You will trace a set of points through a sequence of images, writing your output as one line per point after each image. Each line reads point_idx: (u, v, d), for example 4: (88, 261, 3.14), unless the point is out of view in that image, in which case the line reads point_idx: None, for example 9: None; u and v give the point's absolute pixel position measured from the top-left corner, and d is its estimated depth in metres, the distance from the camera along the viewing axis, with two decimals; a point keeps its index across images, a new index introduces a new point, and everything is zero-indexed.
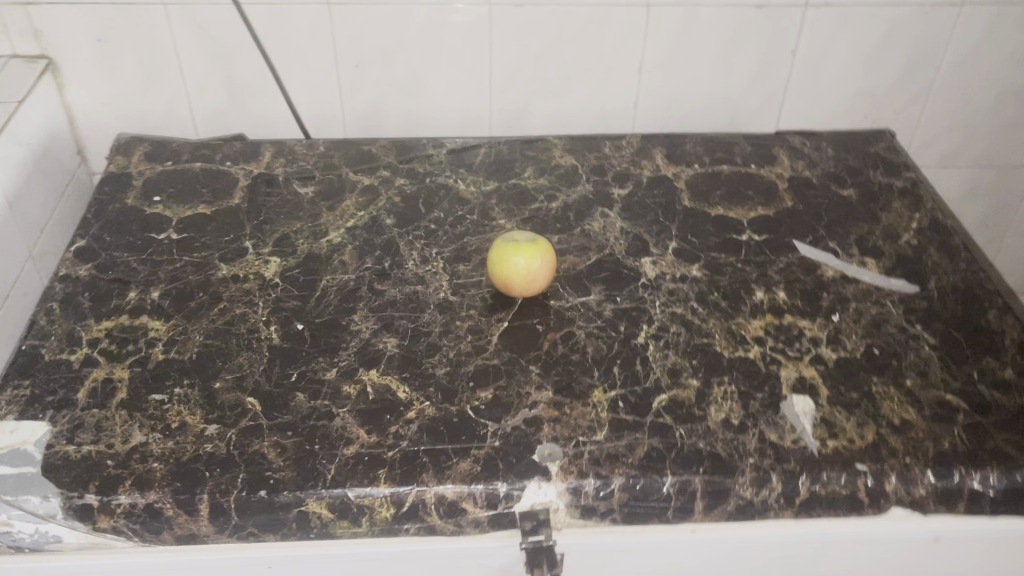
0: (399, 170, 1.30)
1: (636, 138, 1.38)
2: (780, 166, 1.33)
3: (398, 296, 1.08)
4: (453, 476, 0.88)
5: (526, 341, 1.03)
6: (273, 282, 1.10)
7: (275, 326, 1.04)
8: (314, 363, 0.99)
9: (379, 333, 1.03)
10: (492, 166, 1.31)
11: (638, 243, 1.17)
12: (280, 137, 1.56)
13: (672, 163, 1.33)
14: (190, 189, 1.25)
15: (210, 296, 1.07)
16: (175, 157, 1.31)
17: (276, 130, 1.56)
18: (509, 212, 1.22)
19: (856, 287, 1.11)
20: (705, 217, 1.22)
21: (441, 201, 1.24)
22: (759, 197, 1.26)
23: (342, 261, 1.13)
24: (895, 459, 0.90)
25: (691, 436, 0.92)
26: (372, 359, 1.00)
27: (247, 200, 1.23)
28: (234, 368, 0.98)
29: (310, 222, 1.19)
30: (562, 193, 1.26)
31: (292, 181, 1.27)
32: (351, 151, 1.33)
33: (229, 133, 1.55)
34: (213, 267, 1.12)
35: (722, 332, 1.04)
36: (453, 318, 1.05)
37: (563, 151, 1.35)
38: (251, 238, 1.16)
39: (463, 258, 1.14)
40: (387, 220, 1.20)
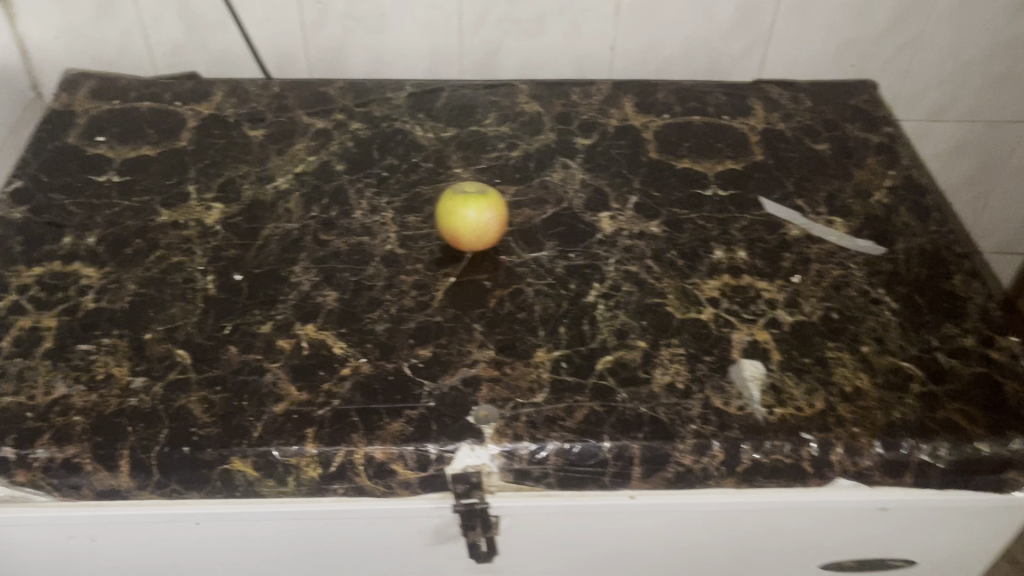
0: (355, 113, 1.24)
1: (606, 85, 1.32)
2: (754, 118, 1.27)
3: (343, 247, 1.04)
4: (384, 436, 0.85)
5: (472, 298, 0.99)
6: (214, 229, 1.05)
7: (212, 275, 1.00)
8: (250, 315, 0.96)
9: (319, 286, 0.99)
10: (452, 111, 1.26)
11: (597, 196, 1.13)
12: (241, 75, 1.50)
13: (641, 112, 1.27)
14: (136, 129, 1.20)
15: (148, 242, 1.03)
16: (122, 95, 1.26)
17: (238, 68, 1.50)
18: (466, 161, 1.17)
19: (820, 248, 1.07)
20: (670, 171, 1.17)
21: (396, 147, 1.19)
22: (729, 151, 1.21)
23: (287, 209, 1.09)
24: (842, 428, 0.87)
25: (634, 400, 0.89)
26: (310, 313, 0.96)
27: (194, 141, 1.18)
28: (167, 319, 0.95)
29: (258, 166, 1.14)
30: (523, 142, 1.21)
31: (242, 123, 1.21)
32: (306, 92, 1.27)
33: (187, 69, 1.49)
34: (153, 211, 1.07)
35: (676, 292, 1.00)
36: (398, 272, 1.02)
37: (528, 97, 1.29)
38: (195, 181, 1.12)
39: (414, 209, 1.10)
40: (338, 167, 1.15)
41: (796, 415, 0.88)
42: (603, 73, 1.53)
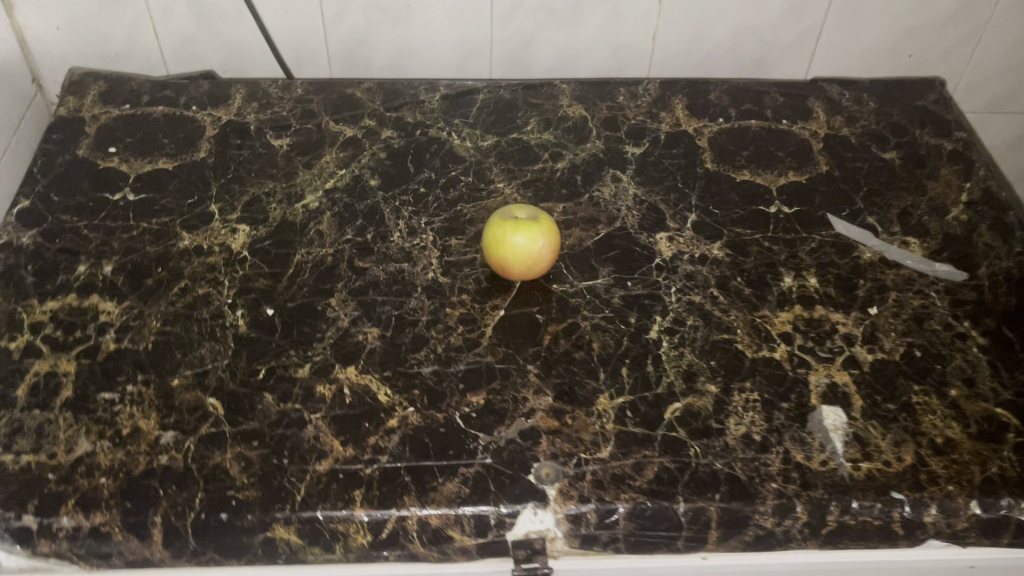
0: (386, 119, 1.15)
1: (653, 85, 1.22)
2: (815, 122, 1.18)
3: (382, 276, 0.96)
4: (438, 499, 0.78)
5: (524, 334, 0.91)
6: (241, 255, 0.97)
7: (241, 310, 0.92)
8: (285, 357, 0.88)
9: (359, 322, 0.91)
10: (490, 116, 1.16)
11: (653, 214, 1.04)
12: (258, 69, 1.40)
13: (694, 115, 1.18)
14: (151, 139, 1.11)
15: (170, 271, 0.95)
16: (133, 99, 1.16)
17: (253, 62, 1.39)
18: (508, 174, 1.08)
19: (897, 274, 0.99)
20: (729, 185, 1.08)
21: (433, 158, 1.10)
22: (791, 161, 1.12)
23: (319, 231, 1.00)
24: (936, 486, 0.80)
25: (708, 455, 0.82)
26: (350, 353, 0.89)
27: (213, 152, 1.09)
28: (195, 362, 0.87)
29: (284, 182, 1.06)
30: (568, 151, 1.12)
31: (264, 131, 1.12)
32: (332, 95, 1.18)
33: (199, 62, 1.38)
34: (174, 235, 0.99)
35: (744, 326, 0.93)
36: (443, 305, 0.94)
37: (572, 99, 1.19)
38: (218, 200, 1.03)
39: (456, 230, 1.02)
40: (371, 182, 1.06)
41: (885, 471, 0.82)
42: (643, 69, 1.44)
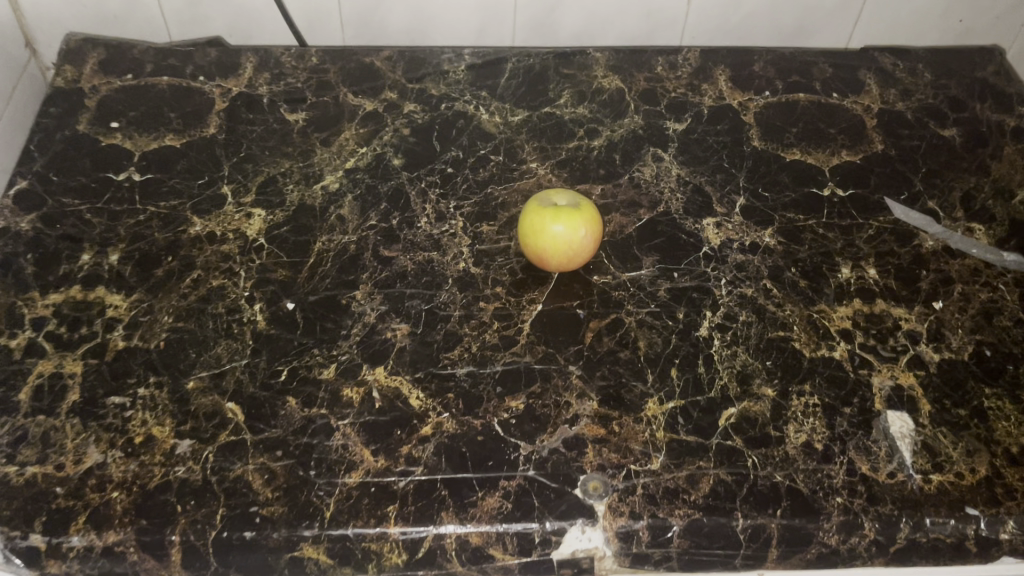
0: (408, 91, 1.07)
1: (694, 54, 1.14)
2: (868, 96, 1.10)
3: (409, 266, 0.89)
4: (478, 515, 0.72)
5: (565, 331, 0.85)
6: (257, 243, 0.90)
7: (259, 304, 0.85)
8: (309, 357, 0.82)
9: (386, 317, 0.85)
10: (520, 87, 1.08)
11: (698, 197, 0.97)
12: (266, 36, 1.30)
13: (738, 88, 1.10)
14: (156, 113, 1.03)
15: (180, 261, 0.88)
16: (135, 68, 1.08)
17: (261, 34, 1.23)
18: (541, 153, 1.01)
19: (962, 264, 0.92)
20: (778, 165, 1.01)
21: (459, 135, 1.02)
22: (843, 139, 1.04)
23: (340, 216, 0.93)
24: (1012, 501, 0.75)
25: (767, 467, 0.76)
26: (378, 353, 0.82)
27: (224, 128, 1.01)
28: (211, 362, 0.81)
29: (301, 162, 0.98)
30: (605, 128, 1.04)
31: (278, 104, 1.04)
32: (349, 65, 1.10)
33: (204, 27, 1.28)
34: (184, 221, 0.92)
35: (799, 323, 0.86)
36: (476, 298, 0.87)
37: (606, 69, 1.11)
38: (230, 181, 0.96)
39: (488, 215, 0.94)
40: (394, 161, 0.99)
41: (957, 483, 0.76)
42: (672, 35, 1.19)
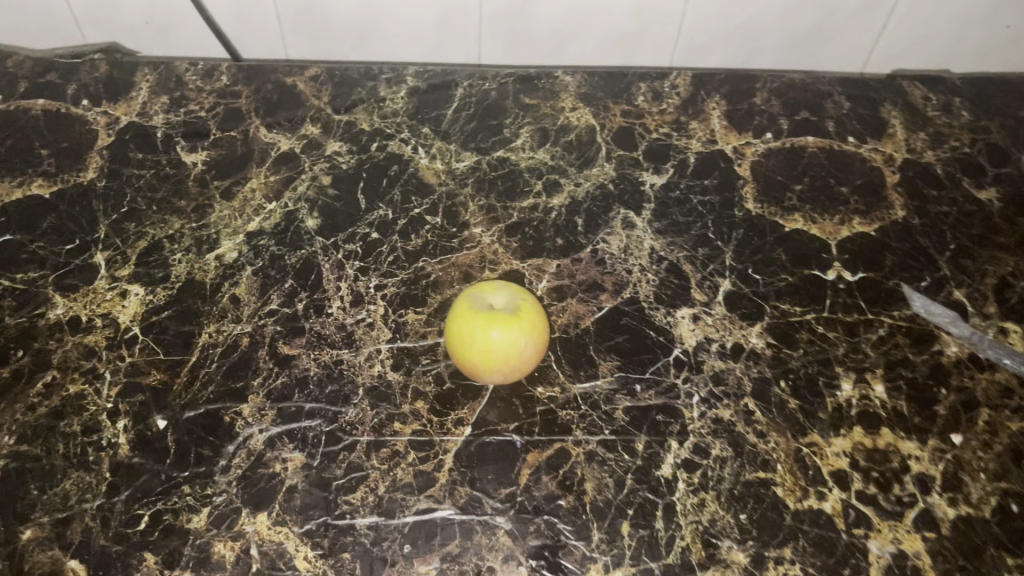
0: (334, 124, 0.89)
1: (684, 78, 0.95)
2: (891, 141, 0.91)
3: (313, 369, 0.73)
4: None
5: (496, 466, 0.69)
6: (130, 334, 0.74)
7: (124, 421, 0.70)
8: (176, 498, 0.66)
9: (278, 443, 0.69)
10: (470, 123, 0.90)
11: (674, 280, 0.80)
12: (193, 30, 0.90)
13: (733, 128, 0.91)
14: (24, 149, 0.85)
15: (33, 357, 0.72)
16: (6, 88, 0.90)
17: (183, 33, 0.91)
18: (488, 215, 0.83)
19: (991, 381, 0.75)
20: (774, 237, 0.83)
21: (391, 187, 0.84)
22: (856, 201, 0.86)
23: (234, 297, 0.76)
24: None
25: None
26: (263, 494, 0.67)
27: (105, 172, 0.84)
28: (55, 504, 0.66)
29: (194, 221, 0.81)
30: (568, 180, 0.86)
31: (175, 139, 0.87)
32: (267, 87, 0.91)
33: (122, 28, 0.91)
34: (43, 301, 0.75)
35: (785, 459, 0.70)
36: (390, 417, 0.71)
37: (576, 99, 0.92)
38: (106, 246, 0.79)
39: (415, 298, 0.78)
40: (307, 222, 0.81)
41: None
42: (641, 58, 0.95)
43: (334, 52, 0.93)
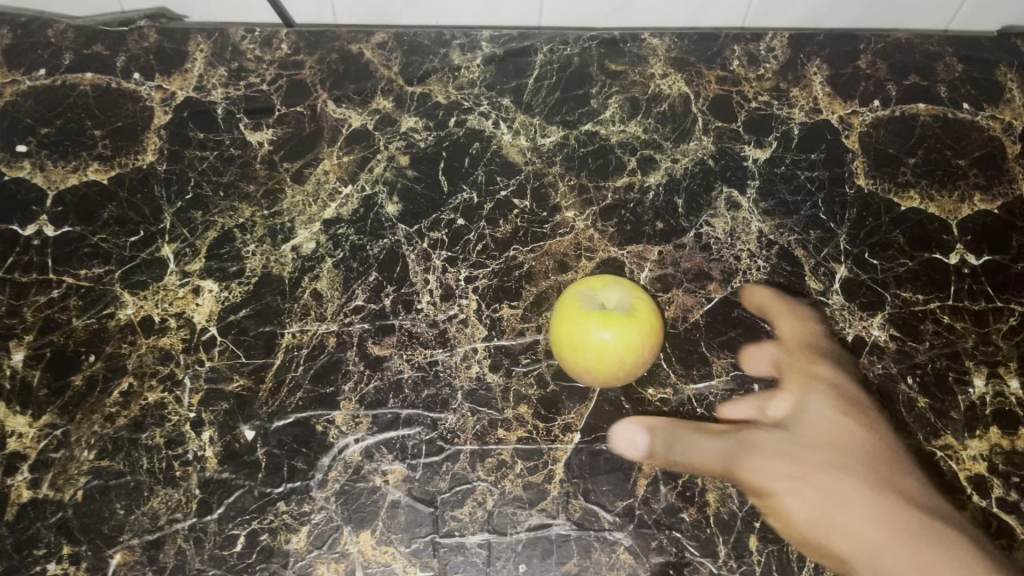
0: (407, 97, 0.82)
1: (781, 39, 0.88)
2: (1008, 108, 0.84)
3: (406, 372, 0.68)
4: None
5: (610, 476, 0.64)
6: (207, 336, 0.69)
7: (209, 432, 0.65)
8: (272, 517, 0.62)
9: (376, 455, 0.64)
10: (554, 93, 0.83)
11: (786, 267, 0.74)
12: None
13: (838, 95, 0.84)
14: (75, 130, 0.79)
15: (107, 363, 0.67)
16: (49, 60, 0.82)
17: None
18: (581, 196, 0.77)
19: None
20: (890, 217, 0.77)
21: (475, 167, 0.78)
22: (975, 175, 0.80)
23: (317, 293, 0.71)
24: None
25: (643, 436, 0.66)
26: (365, 510, 0.62)
27: (165, 155, 0.78)
28: (144, 524, 0.61)
29: (266, 208, 0.75)
30: (664, 156, 0.80)
31: (237, 116, 0.80)
32: (332, 56, 0.84)
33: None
34: (112, 300, 0.70)
35: (806, 352, 0.69)
36: (494, 423, 0.66)
37: (665, 65, 0.85)
38: (173, 238, 0.73)
39: (510, 291, 0.72)
40: (388, 208, 0.76)
41: (901, 449, 0.65)
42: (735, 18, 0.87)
43: (403, 15, 0.86)
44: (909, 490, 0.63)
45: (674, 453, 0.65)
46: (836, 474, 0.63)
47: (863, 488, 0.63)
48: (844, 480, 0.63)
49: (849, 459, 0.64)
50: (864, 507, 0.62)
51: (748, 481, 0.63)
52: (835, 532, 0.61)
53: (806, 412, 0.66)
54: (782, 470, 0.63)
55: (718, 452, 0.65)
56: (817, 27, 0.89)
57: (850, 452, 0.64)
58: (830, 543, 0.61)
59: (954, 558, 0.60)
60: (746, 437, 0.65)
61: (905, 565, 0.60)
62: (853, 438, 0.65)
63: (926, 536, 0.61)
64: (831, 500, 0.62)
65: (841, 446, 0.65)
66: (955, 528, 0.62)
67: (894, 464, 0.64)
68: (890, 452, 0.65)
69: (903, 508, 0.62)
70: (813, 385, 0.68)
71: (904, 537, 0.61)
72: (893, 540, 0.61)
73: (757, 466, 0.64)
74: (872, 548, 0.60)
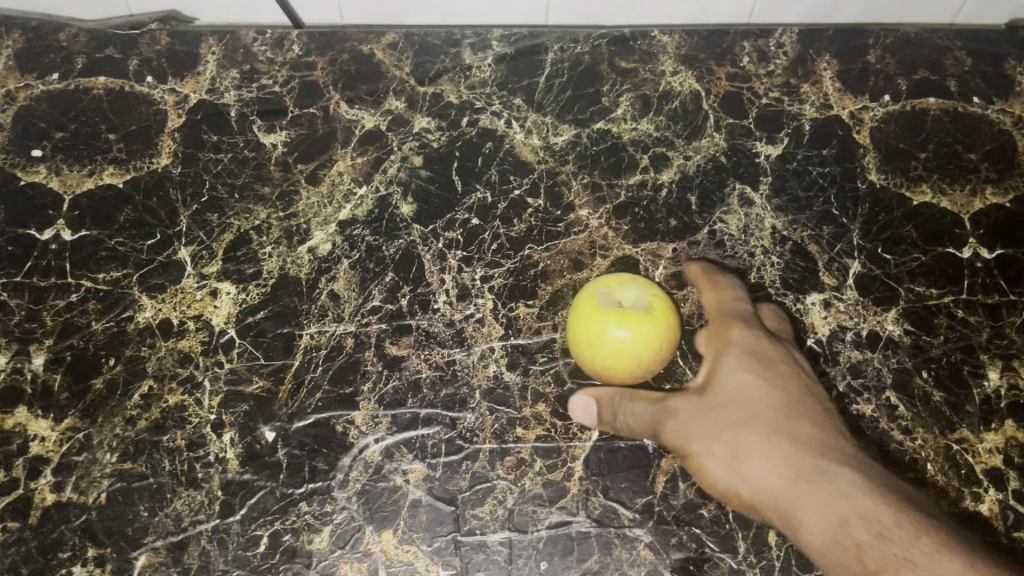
0: (419, 98, 0.82)
1: (790, 35, 0.88)
2: (1018, 101, 0.84)
3: (424, 371, 0.68)
4: None
5: (629, 473, 0.65)
6: (226, 338, 0.69)
7: (230, 433, 0.65)
8: (294, 517, 0.62)
9: (396, 454, 0.65)
10: (565, 92, 0.83)
11: (800, 263, 0.74)
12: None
13: (849, 91, 0.85)
14: (89, 133, 0.79)
15: (127, 366, 0.68)
16: (61, 64, 0.83)
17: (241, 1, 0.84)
18: (594, 194, 0.77)
19: None
20: (902, 212, 0.77)
21: (488, 166, 0.78)
22: (987, 169, 0.80)
23: (334, 294, 0.71)
24: None
25: (595, 406, 0.65)
26: (386, 510, 0.63)
27: (180, 158, 0.78)
28: (168, 526, 0.62)
29: (281, 209, 0.75)
30: (676, 153, 0.80)
31: (250, 118, 0.80)
32: (344, 57, 0.84)
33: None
34: (130, 303, 0.70)
35: (721, 321, 0.67)
36: (512, 422, 0.66)
37: (676, 62, 0.86)
38: (190, 241, 0.74)
39: (525, 290, 0.72)
40: (402, 208, 0.76)
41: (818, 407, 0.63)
42: (743, 14, 0.87)
43: (413, 15, 0.86)
44: (823, 438, 0.60)
45: (614, 420, 0.64)
46: (742, 425, 0.61)
47: (769, 440, 0.60)
48: (751, 428, 0.60)
49: (744, 407, 0.62)
50: (773, 455, 0.59)
51: (672, 444, 0.62)
52: (745, 485, 0.59)
53: (717, 368, 0.64)
54: (693, 427, 0.62)
55: (645, 416, 0.63)
56: (825, 22, 0.89)
57: (755, 401, 0.61)
58: (746, 496, 0.60)
59: (862, 490, 0.57)
60: (666, 401, 0.63)
61: (817, 503, 0.57)
62: (760, 386, 0.62)
63: (840, 472, 0.58)
64: (741, 451, 0.60)
65: (747, 394, 0.62)
66: (867, 467, 0.59)
67: (811, 416, 0.62)
68: (805, 402, 0.62)
69: (809, 453, 0.59)
70: (729, 346, 0.65)
71: (815, 475, 0.58)
72: (803, 482, 0.58)
73: (675, 428, 0.62)
74: (781, 492, 0.58)
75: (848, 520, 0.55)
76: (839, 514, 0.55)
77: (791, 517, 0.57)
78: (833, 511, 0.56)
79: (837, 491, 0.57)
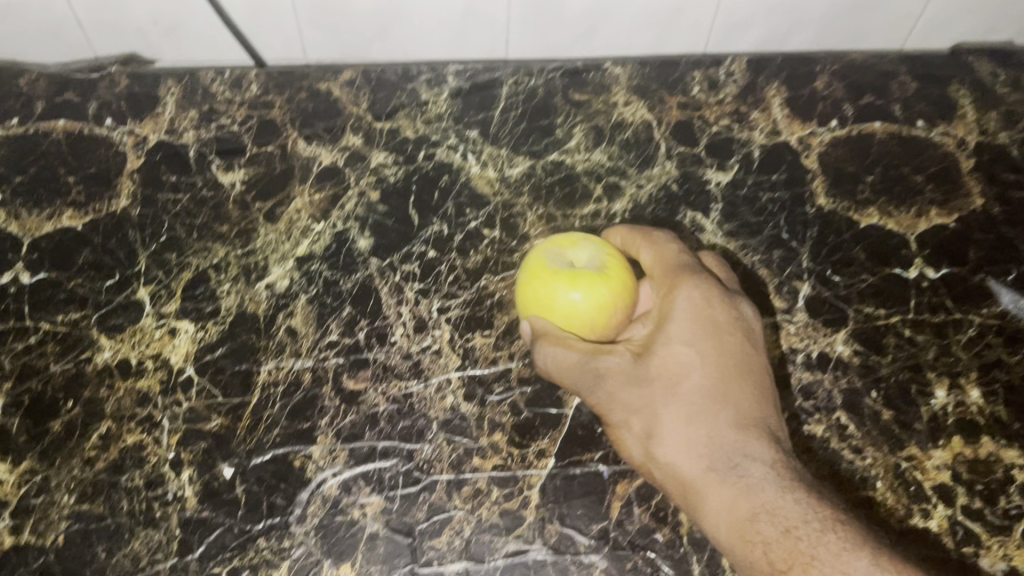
0: (376, 133, 0.84)
1: (739, 64, 0.90)
2: (961, 124, 0.87)
3: (382, 405, 0.69)
4: None
5: (585, 499, 0.65)
6: (185, 377, 0.70)
7: (188, 471, 0.66)
8: (252, 553, 0.63)
9: (353, 488, 0.65)
10: (520, 124, 0.85)
11: (751, 287, 0.76)
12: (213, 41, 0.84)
13: (797, 117, 0.87)
14: (48, 176, 0.80)
15: (85, 407, 0.68)
16: (20, 108, 0.84)
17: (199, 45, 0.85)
18: (549, 224, 0.79)
19: None
20: (850, 235, 0.79)
21: (444, 199, 0.80)
22: (932, 190, 0.82)
23: (292, 331, 0.72)
24: None
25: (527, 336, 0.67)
26: (343, 544, 0.63)
27: (139, 198, 0.79)
28: (125, 567, 0.62)
29: (239, 247, 0.76)
30: (628, 182, 0.82)
31: (209, 157, 0.82)
32: (301, 95, 0.86)
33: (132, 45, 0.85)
34: (89, 345, 0.71)
35: (670, 278, 0.66)
36: (469, 452, 0.67)
37: (628, 93, 0.88)
38: (149, 281, 0.74)
39: (481, 321, 0.73)
40: (360, 243, 0.77)
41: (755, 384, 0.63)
42: (696, 44, 0.89)
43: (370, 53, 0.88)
44: (748, 420, 0.61)
45: (546, 362, 0.65)
46: (663, 404, 0.62)
47: (687, 423, 0.61)
48: (674, 410, 0.62)
49: (673, 384, 0.62)
50: (688, 437, 0.61)
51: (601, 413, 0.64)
52: (659, 463, 0.62)
53: (659, 337, 0.64)
54: (614, 402, 0.63)
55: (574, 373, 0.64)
56: (772, 50, 0.91)
57: (684, 380, 0.62)
58: (660, 474, 0.62)
59: (772, 487, 0.57)
60: (597, 360, 0.63)
61: (727, 497, 0.58)
62: (692, 366, 0.62)
63: (754, 463, 0.59)
64: (661, 431, 0.62)
65: (680, 369, 0.62)
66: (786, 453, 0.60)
67: (743, 394, 0.62)
68: (739, 382, 0.62)
69: (727, 444, 0.60)
70: (672, 316, 0.64)
71: (727, 468, 0.59)
72: (712, 475, 0.59)
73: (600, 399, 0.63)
74: (694, 479, 0.60)
75: (755, 517, 0.56)
76: (747, 513, 0.57)
77: (698, 504, 0.60)
78: (742, 509, 0.57)
79: (747, 482, 0.58)
